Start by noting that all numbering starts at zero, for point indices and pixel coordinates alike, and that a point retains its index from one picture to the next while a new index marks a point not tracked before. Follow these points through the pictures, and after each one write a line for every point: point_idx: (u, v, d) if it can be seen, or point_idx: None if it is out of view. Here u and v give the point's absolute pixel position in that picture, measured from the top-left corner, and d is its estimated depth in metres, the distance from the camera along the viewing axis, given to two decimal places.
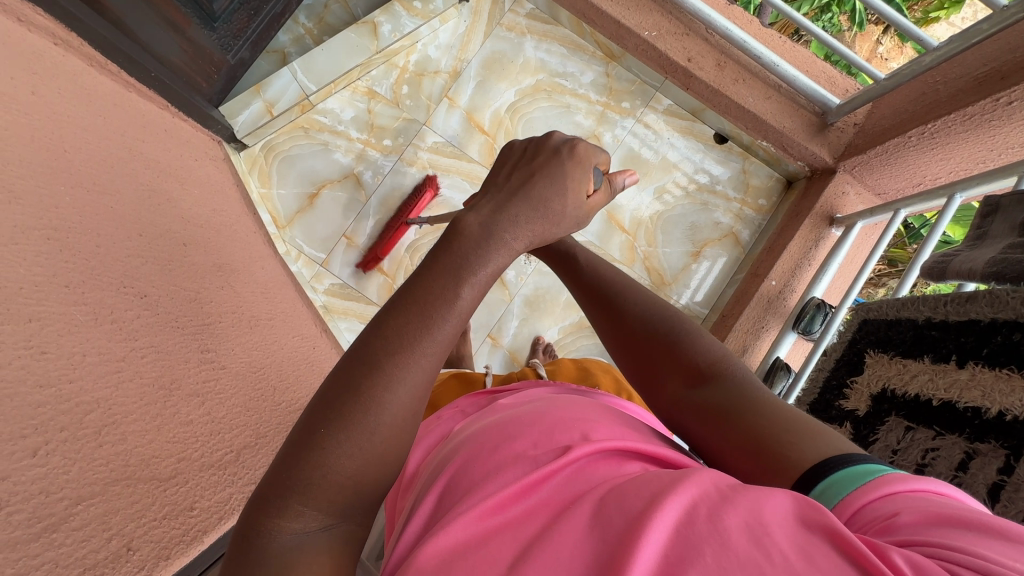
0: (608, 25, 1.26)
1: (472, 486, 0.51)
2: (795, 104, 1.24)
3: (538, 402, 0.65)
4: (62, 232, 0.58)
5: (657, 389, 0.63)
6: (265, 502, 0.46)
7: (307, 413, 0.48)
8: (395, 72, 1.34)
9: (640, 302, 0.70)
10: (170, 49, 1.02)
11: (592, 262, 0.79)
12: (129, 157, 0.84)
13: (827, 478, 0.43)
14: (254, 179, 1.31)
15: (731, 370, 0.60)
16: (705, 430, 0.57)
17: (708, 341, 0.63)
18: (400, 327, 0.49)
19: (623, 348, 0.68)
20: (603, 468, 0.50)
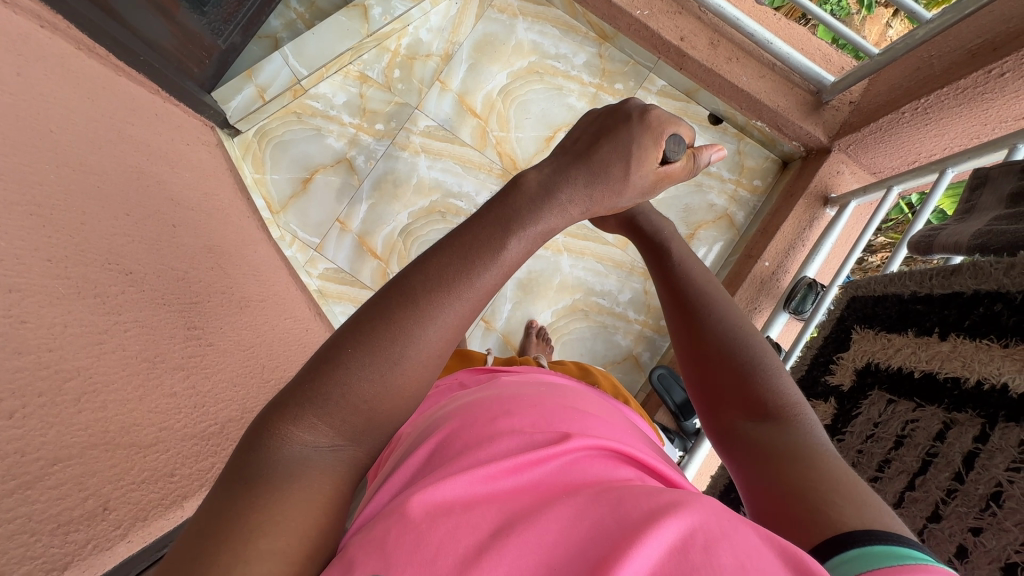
0: (601, 5, 1.25)
1: (458, 453, 0.51)
2: (789, 83, 1.22)
3: (539, 388, 0.65)
4: (45, 208, 0.59)
5: (719, 412, 0.62)
6: (282, 413, 0.45)
7: (340, 331, 0.48)
8: (386, 56, 1.34)
9: (724, 320, 0.66)
10: (161, 34, 1.04)
11: (681, 257, 0.74)
12: (118, 140, 0.85)
13: (861, 548, 0.42)
14: (248, 164, 1.32)
15: (798, 418, 0.57)
16: (750, 466, 0.55)
17: (786, 382, 0.60)
18: (438, 265, 0.50)
19: (692, 358, 0.66)
20: (599, 465, 0.50)
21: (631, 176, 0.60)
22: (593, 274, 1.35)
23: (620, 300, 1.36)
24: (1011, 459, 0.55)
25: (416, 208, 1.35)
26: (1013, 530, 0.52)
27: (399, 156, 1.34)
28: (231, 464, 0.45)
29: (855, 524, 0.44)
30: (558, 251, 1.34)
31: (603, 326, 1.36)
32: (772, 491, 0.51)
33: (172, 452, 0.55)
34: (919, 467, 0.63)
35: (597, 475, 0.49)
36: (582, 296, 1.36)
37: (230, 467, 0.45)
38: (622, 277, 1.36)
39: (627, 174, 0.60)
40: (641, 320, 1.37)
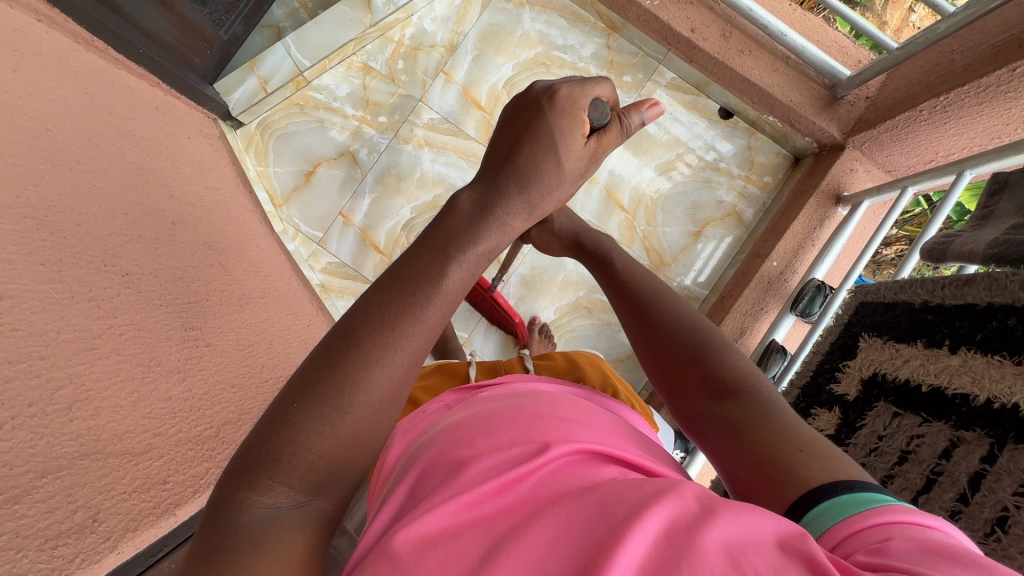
0: None
1: (443, 479, 0.50)
2: (803, 77, 1.19)
3: (517, 397, 0.64)
4: (40, 210, 0.59)
5: (682, 399, 0.61)
6: (234, 478, 0.45)
7: (282, 390, 0.47)
8: (390, 47, 1.32)
9: (670, 306, 0.67)
10: (157, 22, 1.03)
11: (625, 261, 0.77)
12: (116, 136, 0.84)
13: (831, 499, 0.43)
14: (251, 156, 1.31)
15: (758, 387, 0.57)
16: (720, 445, 0.55)
17: (740, 355, 0.60)
18: (379, 303, 0.49)
19: (647, 351, 0.66)
20: (582, 468, 0.49)
21: (564, 165, 0.60)
22: None
23: None
24: (1020, 483, 0.53)
25: (419, 203, 1.33)
26: (1017, 557, 0.51)
27: (402, 150, 1.33)
28: (198, 537, 0.44)
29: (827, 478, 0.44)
30: None
31: (607, 325, 1.35)
32: (748, 472, 0.50)
33: (166, 458, 0.55)
34: (923, 485, 0.61)
35: (582, 479, 0.47)
36: (586, 293, 1.34)
37: (197, 536, 0.44)
38: None
39: (558, 164, 0.59)
40: None
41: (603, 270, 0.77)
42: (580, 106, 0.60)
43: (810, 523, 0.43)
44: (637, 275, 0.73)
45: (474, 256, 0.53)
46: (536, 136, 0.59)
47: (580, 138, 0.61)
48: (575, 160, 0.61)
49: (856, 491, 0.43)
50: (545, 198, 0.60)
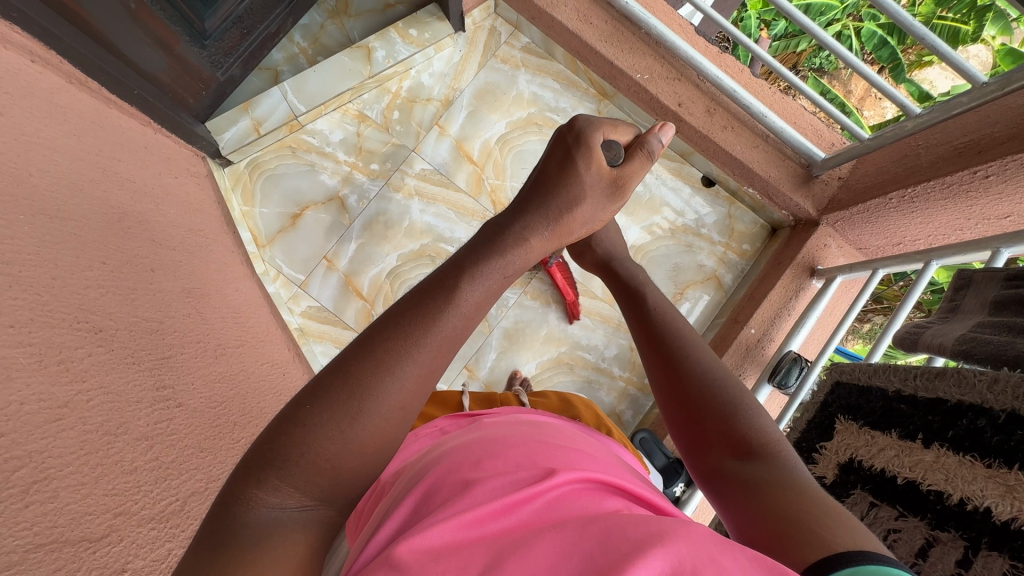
0: (603, 65, 1.29)
1: (446, 499, 0.48)
2: (781, 154, 1.25)
3: (523, 426, 0.64)
4: (16, 265, 0.56)
5: (704, 455, 0.64)
6: (245, 478, 0.48)
7: (292, 404, 0.51)
8: (387, 97, 1.34)
9: (705, 361, 0.69)
10: (157, 65, 1.03)
11: (657, 302, 0.77)
12: (102, 179, 0.83)
13: (854, 567, 0.43)
14: (237, 196, 1.29)
15: (781, 454, 0.60)
16: (734, 501, 0.57)
17: (767, 421, 0.63)
18: (389, 327, 0.54)
19: (674, 396, 0.68)
20: (586, 498, 0.48)
21: (586, 176, 0.69)
22: (580, 328, 1.35)
23: (606, 355, 1.35)
24: None
25: (406, 251, 1.33)
26: None
27: (393, 198, 1.33)
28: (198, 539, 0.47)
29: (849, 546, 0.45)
30: (546, 302, 1.34)
31: (587, 381, 1.35)
32: (761, 524, 0.52)
33: (121, 547, 0.51)
34: None
35: (584, 510, 0.47)
36: (567, 349, 1.34)
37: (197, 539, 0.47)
38: (608, 332, 1.35)
39: (580, 171, 0.68)
40: (626, 377, 1.36)
41: (632, 305, 0.79)
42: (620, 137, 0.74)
43: None
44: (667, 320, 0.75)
45: (489, 276, 0.59)
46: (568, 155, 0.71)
47: (602, 167, 0.70)
48: (599, 172, 0.70)
49: (881, 566, 0.42)
50: (564, 212, 0.67)
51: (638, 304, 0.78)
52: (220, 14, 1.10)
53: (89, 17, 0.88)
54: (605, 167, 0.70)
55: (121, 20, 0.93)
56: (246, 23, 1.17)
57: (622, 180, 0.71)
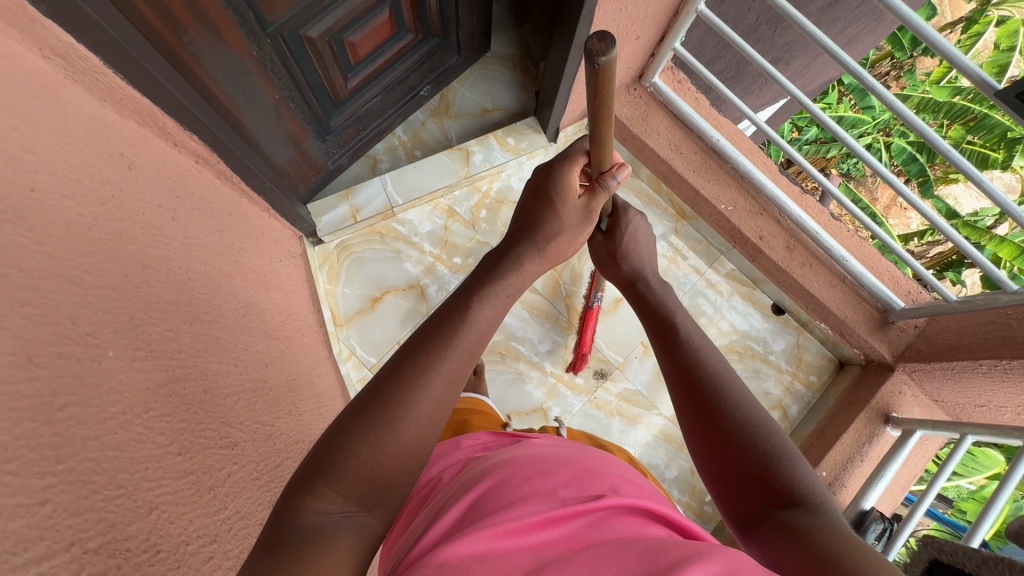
0: (687, 191, 1.36)
1: (496, 511, 0.49)
2: (858, 296, 1.28)
3: (574, 448, 0.63)
4: (181, 384, 0.58)
5: (739, 501, 0.61)
6: (301, 488, 0.51)
7: (337, 421, 0.55)
8: (477, 196, 1.41)
9: (738, 399, 0.66)
10: (285, 158, 1.11)
11: (689, 332, 0.74)
12: (234, 274, 0.86)
13: None
14: (323, 274, 1.33)
15: (821, 507, 0.57)
16: (771, 546, 0.54)
17: (807, 472, 0.60)
18: (416, 345, 0.59)
19: (705, 431, 0.65)
20: (630, 522, 0.48)
21: (562, 212, 0.73)
22: (642, 444, 1.33)
23: (666, 476, 1.32)
24: None
25: None
26: None
27: (472, 291, 1.36)
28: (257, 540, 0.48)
29: None
30: (611, 412, 1.33)
31: None
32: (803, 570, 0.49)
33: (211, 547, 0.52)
34: None
35: (628, 533, 0.46)
36: None
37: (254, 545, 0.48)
38: (671, 452, 1.33)
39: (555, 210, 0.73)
40: (685, 501, 1.32)
41: (663, 333, 0.76)
42: (600, 130, 0.65)
43: None
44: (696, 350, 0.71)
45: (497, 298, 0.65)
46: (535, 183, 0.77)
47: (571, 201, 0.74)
48: (571, 207, 0.74)
49: None
50: (552, 240, 0.73)
51: (669, 332, 0.75)
52: (344, 113, 1.19)
53: (247, 123, 0.94)
54: (575, 200, 0.74)
55: (271, 122, 1.00)
56: (363, 119, 1.26)
57: (590, 212, 0.75)
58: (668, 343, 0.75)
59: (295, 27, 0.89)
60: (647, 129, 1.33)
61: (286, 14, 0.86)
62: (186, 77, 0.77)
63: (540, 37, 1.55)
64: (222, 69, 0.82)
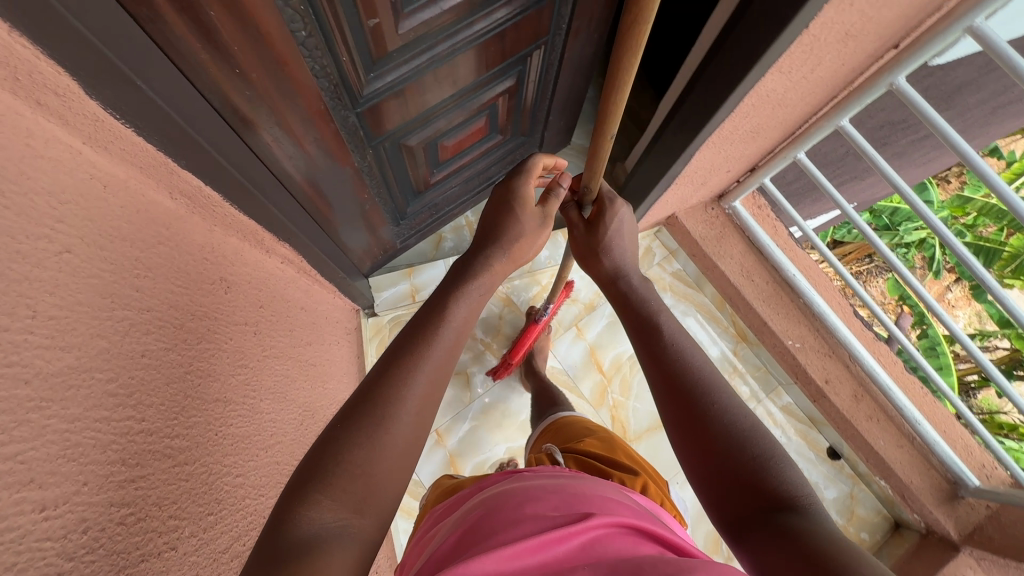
0: (754, 318, 1.32)
1: (489, 539, 0.47)
2: (926, 460, 1.19)
3: (562, 472, 0.60)
4: (243, 537, 0.57)
5: (728, 506, 0.57)
6: (292, 497, 0.49)
7: (327, 430, 0.54)
8: (536, 288, 1.40)
9: (726, 405, 0.62)
10: (359, 244, 1.12)
11: (673, 333, 0.69)
12: (297, 378, 0.85)
13: None
14: (370, 346, 1.29)
15: (812, 508, 0.53)
16: (764, 555, 0.51)
17: (795, 471, 0.57)
18: (400, 353, 0.60)
19: (694, 442, 0.61)
20: (622, 542, 0.45)
21: (521, 216, 0.74)
22: None
23: None
24: None
25: (515, 445, 1.30)
26: None
27: (516, 386, 1.34)
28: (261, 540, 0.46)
29: None
30: None
31: None
32: None
33: (199, 545, 0.49)
34: None
35: (620, 551, 0.44)
36: None
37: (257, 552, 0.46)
38: None
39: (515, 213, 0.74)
40: None
41: (644, 336, 0.71)
42: (619, 71, 0.60)
43: None
44: (686, 356, 0.66)
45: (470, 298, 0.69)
46: (513, 190, 0.74)
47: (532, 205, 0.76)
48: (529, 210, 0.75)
49: None
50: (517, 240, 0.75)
51: (651, 335, 0.70)
52: (422, 202, 1.20)
53: (332, 220, 0.95)
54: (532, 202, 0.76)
55: (355, 218, 1.01)
56: (438, 206, 1.27)
57: (548, 210, 0.78)
58: (649, 344, 0.69)
59: (396, 140, 0.90)
60: (720, 251, 1.31)
61: (392, 133, 0.86)
62: (293, 195, 0.78)
63: (621, 136, 1.55)
64: (326, 181, 0.83)
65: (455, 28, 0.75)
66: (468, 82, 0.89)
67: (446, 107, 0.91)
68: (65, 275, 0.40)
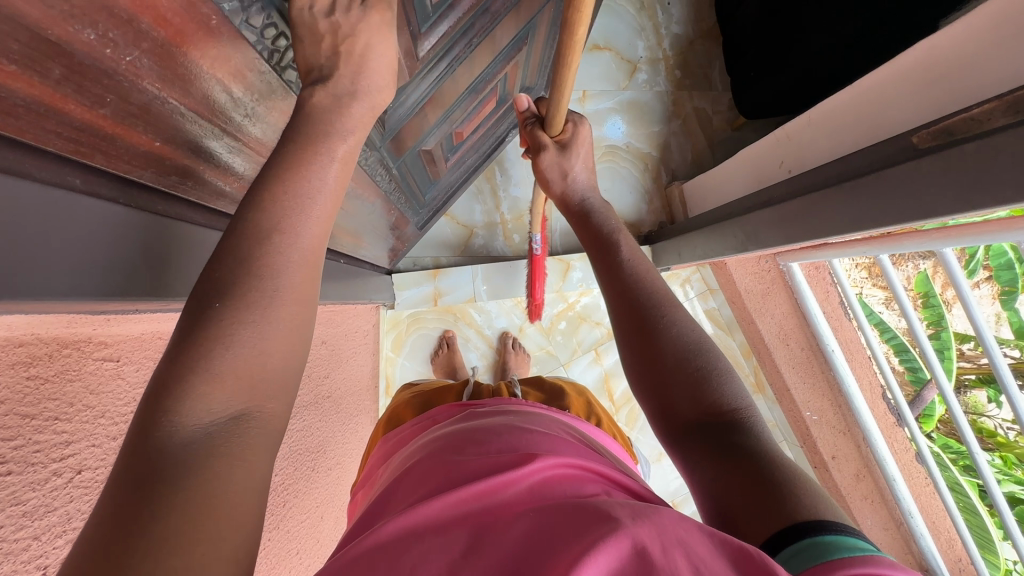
0: (780, 381, 1.32)
1: (418, 493, 0.48)
2: (906, 546, 1.15)
3: (512, 416, 0.62)
4: None
5: (670, 413, 0.57)
6: None
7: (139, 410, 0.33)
8: (561, 305, 1.36)
9: (677, 323, 0.61)
10: (379, 243, 1.02)
11: (629, 253, 0.69)
12: (315, 415, 0.85)
13: (837, 536, 0.39)
14: (388, 340, 1.31)
15: (751, 419, 0.54)
16: (702, 459, 0.51)
17: (734, 384, 0.57)
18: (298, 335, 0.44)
19: (641, 367, 0.60)
20: (568, 481, 0.46)
21: None
22: None
23: None
24: None
25: None
26: None
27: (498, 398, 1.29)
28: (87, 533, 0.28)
29: (820, 518, 0.41)
30: None
31: None
32: (742, 500, 0.46)
33: None
34: None
35: (567, 490, 0.44)
36: None
37: None
38: None
39: None
40: None
41: (608, 265, 0.68)
42: None
43: (793, 550, 0.39)
44: (647, 286, 0.65)
45: None
46: None
47: None
48: None
49: (843, 536, 0.39)
50: None
51: (609, 253, 0.70)
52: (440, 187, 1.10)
53: (365, 242, 0.91)
54: None
55: (378, 217, 0.89)
56: (452, 186, 1.16)
57: None
58: (608, 265, 0.68)
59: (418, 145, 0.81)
60: (763, 308, 1.30)
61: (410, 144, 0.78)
62: None
63: (685, 147, 1.43)
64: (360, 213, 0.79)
65: (470, 22, 0.65)
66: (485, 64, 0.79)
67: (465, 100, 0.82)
68: (79, 498, 0.37)
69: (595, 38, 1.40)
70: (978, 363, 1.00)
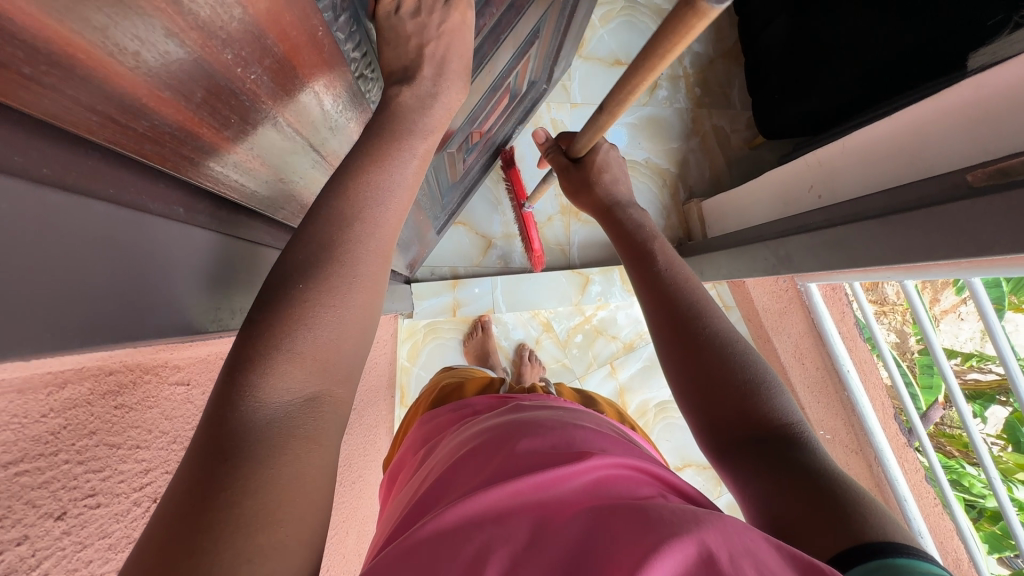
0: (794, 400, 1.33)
1: (470, 483, 0.47)
2: None
3: (557, 411, 0.61)
4: None
5: (715, 430, 0.53)
6: None
7: (219, 398, 0.32)
8: (578, 318, 1.37)
9: (722, 334, 0.58)
10: (410, 249, 1.05)
11: (669, 261, 0.66)
12: None
13: (907, 559, 0.36)
14: (404, 349, 1.29)
15: (804, 437, 0.50)
16: (752, 482, 0.48)
17: (784, 398, 0.53)
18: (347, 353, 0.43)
19: (684, 377, 0.57)
20: (622, 481, 0.45)
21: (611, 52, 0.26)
22: None
23: None
24: None
25: None
26: None
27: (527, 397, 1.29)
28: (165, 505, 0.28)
29: (885, 537, 0.38)
30: None
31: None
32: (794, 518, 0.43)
33: None
34: None
35: (623, 491, 0.43)
36: None
37: None
38: None
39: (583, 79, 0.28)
40: None
41: (644, 269, 0.66)
42: None
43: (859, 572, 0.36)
44: (683, 295, 0.62)
45: None
46: None
47: None
48: None
49: (914, 560, 0.36)
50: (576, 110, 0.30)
51: (645, 263, 0.66)
52: (459, 188, 1.12)
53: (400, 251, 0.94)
54: None
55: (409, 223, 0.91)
56: (468, 186, 1.18)
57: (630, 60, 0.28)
58: (645, 270, 0.65)
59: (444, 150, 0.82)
60: (779, 326, 1.32)
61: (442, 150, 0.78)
62: None
63: (703, 166, 1.44)
64: None
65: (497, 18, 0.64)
66: (505, 62, 0.79)
67: (483, 100, 0.82)
68: None
69: (618, 53, 1.40)
70: (966, 378, 1.04)
